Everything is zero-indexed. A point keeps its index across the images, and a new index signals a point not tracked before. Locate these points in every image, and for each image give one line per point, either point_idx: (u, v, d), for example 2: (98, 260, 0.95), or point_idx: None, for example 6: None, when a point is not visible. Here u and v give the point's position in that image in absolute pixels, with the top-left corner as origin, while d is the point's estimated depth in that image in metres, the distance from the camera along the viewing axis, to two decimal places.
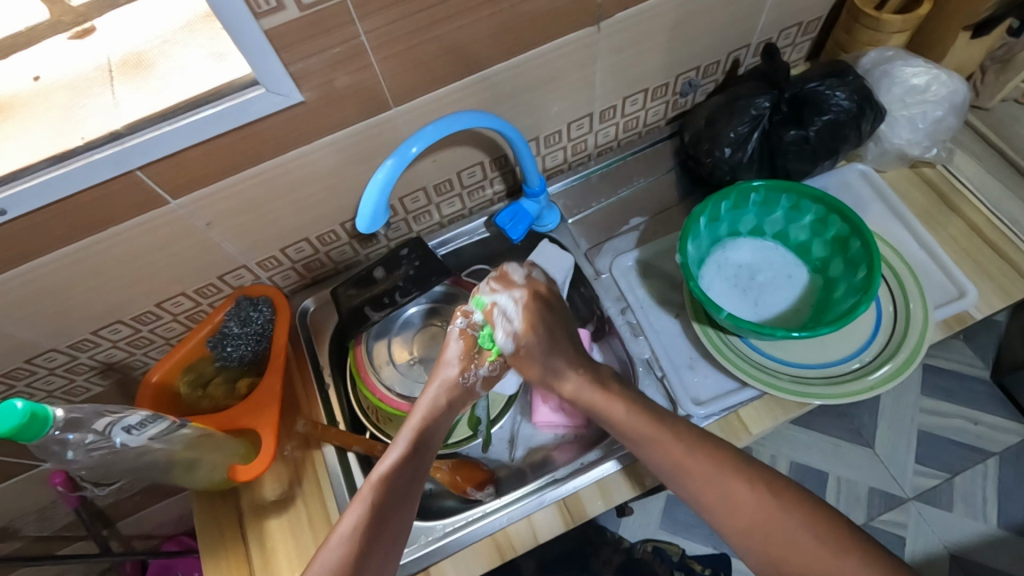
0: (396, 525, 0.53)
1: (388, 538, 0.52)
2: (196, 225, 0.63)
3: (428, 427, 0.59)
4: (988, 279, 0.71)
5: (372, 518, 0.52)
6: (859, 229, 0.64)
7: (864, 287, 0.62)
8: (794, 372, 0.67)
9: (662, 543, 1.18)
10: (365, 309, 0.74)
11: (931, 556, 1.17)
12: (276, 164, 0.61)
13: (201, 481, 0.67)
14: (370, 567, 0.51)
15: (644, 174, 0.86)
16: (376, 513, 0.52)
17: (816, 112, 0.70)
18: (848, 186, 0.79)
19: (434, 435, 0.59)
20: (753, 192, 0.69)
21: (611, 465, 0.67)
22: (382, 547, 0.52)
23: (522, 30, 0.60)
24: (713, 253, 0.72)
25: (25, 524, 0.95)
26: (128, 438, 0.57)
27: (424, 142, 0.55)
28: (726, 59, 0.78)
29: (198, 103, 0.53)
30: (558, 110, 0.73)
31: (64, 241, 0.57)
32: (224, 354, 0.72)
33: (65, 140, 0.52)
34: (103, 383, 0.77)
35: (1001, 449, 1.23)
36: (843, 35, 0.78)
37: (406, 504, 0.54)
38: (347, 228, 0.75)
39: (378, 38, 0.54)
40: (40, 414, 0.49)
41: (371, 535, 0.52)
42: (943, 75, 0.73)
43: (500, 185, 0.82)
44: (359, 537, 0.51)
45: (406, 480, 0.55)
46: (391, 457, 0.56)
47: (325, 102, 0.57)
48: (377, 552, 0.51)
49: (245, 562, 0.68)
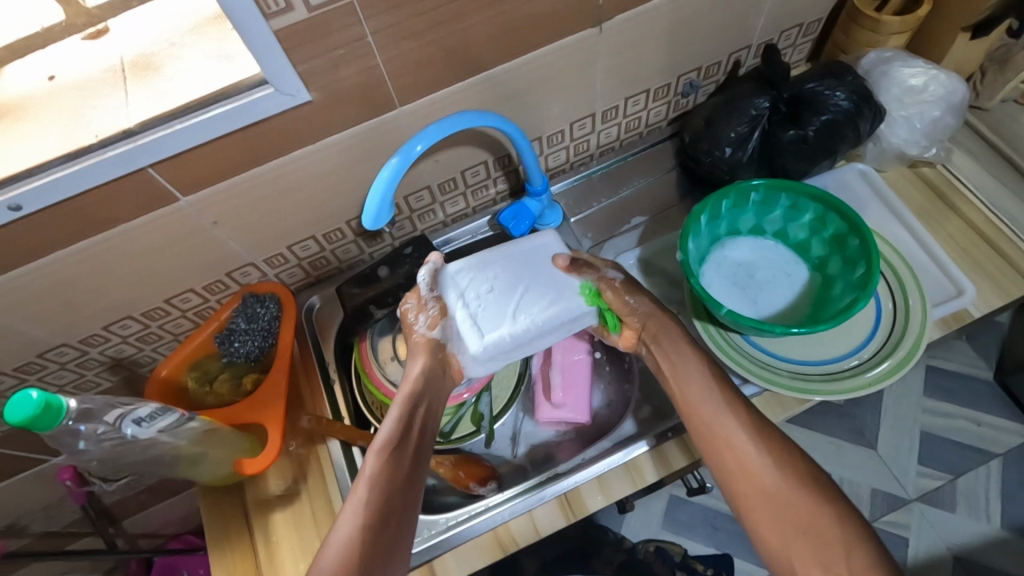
0: (403, 496, 0.56)
1: (397, 513, 0.55)
2: (205, 223, 0.64)
3: (421, 389, 0.63)
4: (985, 276, 0.71)
5: (383, 490, 0.55)
6: (856, 227, 0.64)
7: (863, 284, 0.62)
8: (790, 367, 0.68)
9: (663, 543, 1.19)
10: (368, 307, 0.76)
11: (933, 557, 1.17)
12: (283, 162, 0.62)
13: (207, 475, 0.68)
14: (399, 498, 0.56)
15: (645, 174, 0.87)
16: (384, 486, 0.55)
17: (814, 112, 0.71)
18: (847, 185, 0.80)
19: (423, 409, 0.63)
20: (752, 191, 0.69)
21: (633, 449, 0.68)
22: (399, 511, 0.55)
23: (526, 30, 0.61)
24: (713, 252, 0.72)
25: (33, 520, 0.96)
26: (138, 430, 0.58)
27: (428, 140, 0.56)
28: (726, 60, 0.79)
29: (209, 102, 0.54)
30: (560, 110, 0.74)
31: (76, 237, 0.58)
32: (231, 350, 0.73)
33: (78, 138, 0.53)
34: (112, 378, 0.78)
35: (1005, 450, 1.23)
36: (842, 37, 0.79)
37: (409, 473, 0.58)
38: (352, 227, 0.76)
39: (384, 39, 0.55)
40: (53, 405, 0.49)
41: (384, 507, 0.54)
42: (940, 76, 0.74)
43: (503, 185, 0.83)
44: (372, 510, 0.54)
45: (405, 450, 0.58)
46: (386, 426, 0.60)
47: (330, 102, 0.59)
48: (398, 490, 0.56)
49: (251, 555, 0.69)
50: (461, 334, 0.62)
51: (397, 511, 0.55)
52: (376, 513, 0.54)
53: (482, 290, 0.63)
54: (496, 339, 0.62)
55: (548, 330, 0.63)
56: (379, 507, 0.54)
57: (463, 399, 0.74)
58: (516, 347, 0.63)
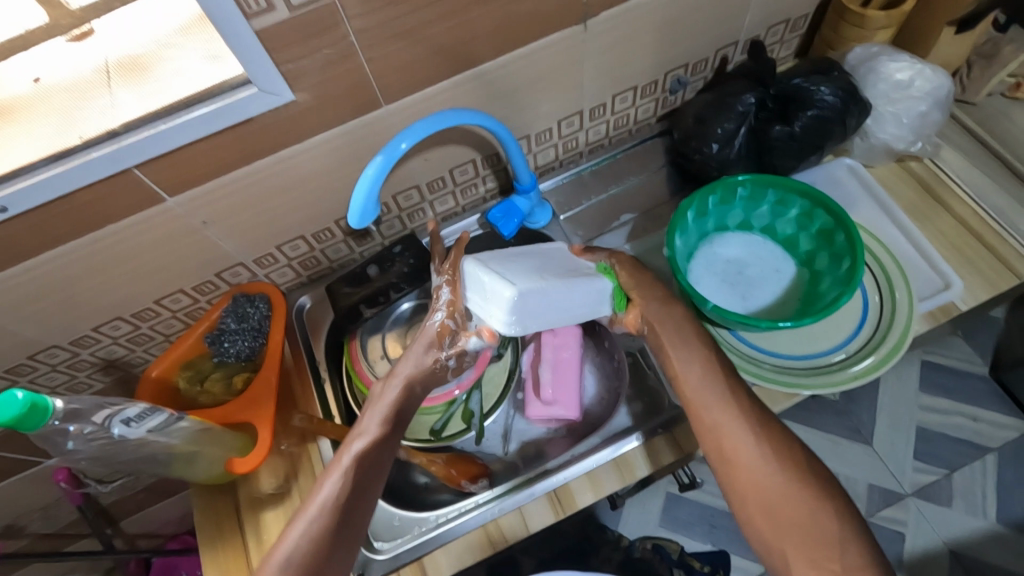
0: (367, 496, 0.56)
1: (359, 513, 0.55)
2: (193, 223, 0.64)
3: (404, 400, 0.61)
4: (974, 271, 0.71)
5: (340, 498, 0.54)
6: (843, 222, 0.65)
7: (849, 279, 0.63)
8: (776, 362, 0.68)
9: (661, 541, 1.17)
10: (360, 306, 0.77)
11: (929, 552, 1.18)
12: (271, 163, 0.62)
13: (200, 475, 0.68)
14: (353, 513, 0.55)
15: (635, 172, 0.87)
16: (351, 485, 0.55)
17: (800, 107, 0.71)
18: (837, 181, 0.80)
19: (411, 405, 0.62)
20: (739, 186, 0.70)
21: (625, 443, 0.68)
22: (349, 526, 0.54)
23: (512, 29, 0.61)
24: (702, 248, 0.72)
25: (30, 522, 0.97)
26: (126, 430, 0.58)
27: (413, 138, 0.56)
28: (713, 57, 0.79)
29: (192, 103, 0.54)
30: (548, 108, 0.75)
31: (65, 238, 0.59)
32: (221, 350, 0.74)
33: (63, 140, 0.53)
34: (105, 379, 0.78)
35: (1000, 445, 1.23)
36: (831, 34, 0.79)
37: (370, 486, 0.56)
38: (341, 226, 0.77)
39: (368, 39, 0.55)
40: (40, 404, 0.50)
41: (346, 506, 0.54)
42: (926, 71, 0.74)
43: (492, 183, 0.83)
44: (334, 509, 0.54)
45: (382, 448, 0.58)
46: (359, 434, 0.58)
47: (316, 102, 0.59)
48: (354, 504, 0.55)
49: (243, 553, 0.70)
50: (499, 304, 0.57)
51: (348, 525, 0.54)
52: (337, 513, 0.54)
53: (501, 257, 0.61)
54: (535, 289, 0.57)
55: (573, 291, 0.61)
56: (341, 506, 0.54)
57: (453, 397, 0.74)
58: (551, 301, 0.59)
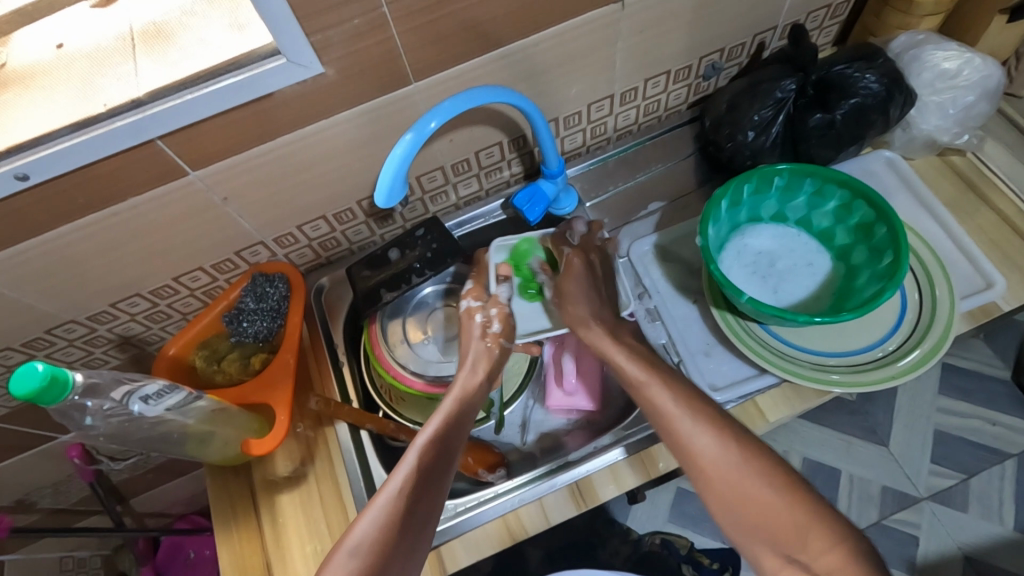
0: (437, 491, 0.52)
1: (427, 509, 0.51)
2: (215, 199, 0.63)
3: (466, 402, 0.60)
4: (1015, 270, 0.69)
5: (417, 481, 0.51)
6: (884, 215, 0.62)
7: (890, 273, 0.60)
8: (812, 359, 0.66)
9: (669, 535, 1.14)
10: (379, 290, 0.73)
11: (943, 557, 1.16)
12: (295, 138, 0.61)
13: (214, 455, 0.67)
14: (426, 501, 0.51)
15: (662, 160, 0.85)
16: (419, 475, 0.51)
17: (842, 95, 0.69)
18: (873, 174, 0.77)
19: (471, 413, 0.60)
20: (776, 176, 0.67)
21: (611, 456, 0.67)
22: (425, 517, 0.50)
23: (546, 4, 0.59)
24: (733, 239, 0.70)
25: (41, 497, 0.96)
26: (145, 407, 0.57)
27: (442, 117, 0.54)
28: (751, 42, 0.77)
29: (219, 73, 0.52)
30: (578, 92, 0.73)
31: (83, 211, 0.57)
32: (238, 330, 0.72)
33: (87, 107, 0.52)
34: (120, 356, 0.77)
35: (1019, 451, 1.20)
36: (873, 19, 0.76)
37: (444, 477, 0.53)
38: (364, 207, 0.75)
39: (399, 11, 0.54)
40: (59, 378, 0.49)
41: (415, 498, 0.50)
42: (975, 60, 0.71)
43: (517, 167, 0.81)
44: (405, 498, 0.50)
45: (452, 442, 0.56)
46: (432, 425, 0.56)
47: (344, 76, 0.57)
48: (427, 495, 0.51)
49: (257, 535, 0.69)
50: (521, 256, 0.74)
51: (420, 517, 0.50)
52: (408, 502, 0.50)
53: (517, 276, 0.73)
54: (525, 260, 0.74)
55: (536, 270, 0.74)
56: (410, 497, 0.50)
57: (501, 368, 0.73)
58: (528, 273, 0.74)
